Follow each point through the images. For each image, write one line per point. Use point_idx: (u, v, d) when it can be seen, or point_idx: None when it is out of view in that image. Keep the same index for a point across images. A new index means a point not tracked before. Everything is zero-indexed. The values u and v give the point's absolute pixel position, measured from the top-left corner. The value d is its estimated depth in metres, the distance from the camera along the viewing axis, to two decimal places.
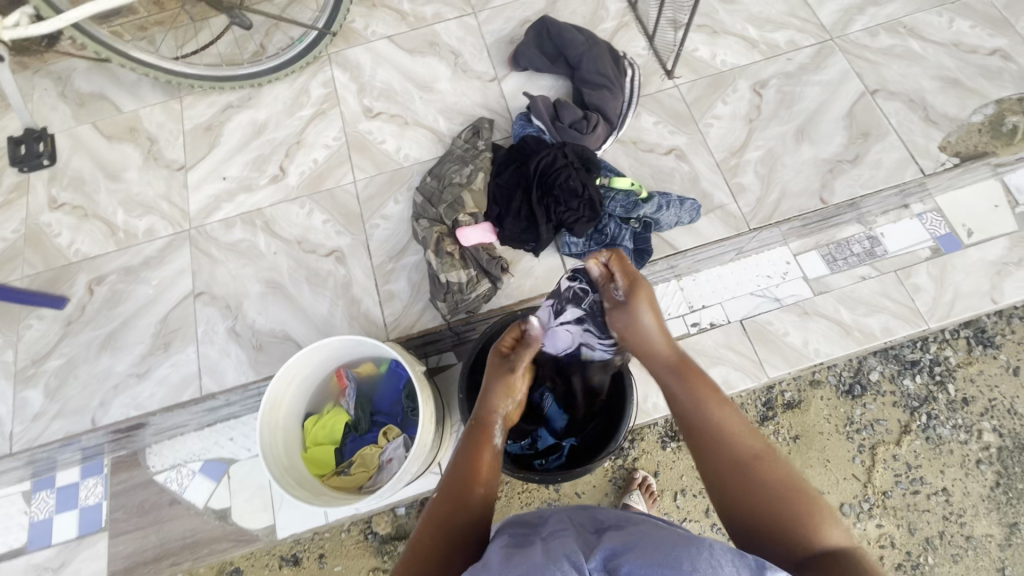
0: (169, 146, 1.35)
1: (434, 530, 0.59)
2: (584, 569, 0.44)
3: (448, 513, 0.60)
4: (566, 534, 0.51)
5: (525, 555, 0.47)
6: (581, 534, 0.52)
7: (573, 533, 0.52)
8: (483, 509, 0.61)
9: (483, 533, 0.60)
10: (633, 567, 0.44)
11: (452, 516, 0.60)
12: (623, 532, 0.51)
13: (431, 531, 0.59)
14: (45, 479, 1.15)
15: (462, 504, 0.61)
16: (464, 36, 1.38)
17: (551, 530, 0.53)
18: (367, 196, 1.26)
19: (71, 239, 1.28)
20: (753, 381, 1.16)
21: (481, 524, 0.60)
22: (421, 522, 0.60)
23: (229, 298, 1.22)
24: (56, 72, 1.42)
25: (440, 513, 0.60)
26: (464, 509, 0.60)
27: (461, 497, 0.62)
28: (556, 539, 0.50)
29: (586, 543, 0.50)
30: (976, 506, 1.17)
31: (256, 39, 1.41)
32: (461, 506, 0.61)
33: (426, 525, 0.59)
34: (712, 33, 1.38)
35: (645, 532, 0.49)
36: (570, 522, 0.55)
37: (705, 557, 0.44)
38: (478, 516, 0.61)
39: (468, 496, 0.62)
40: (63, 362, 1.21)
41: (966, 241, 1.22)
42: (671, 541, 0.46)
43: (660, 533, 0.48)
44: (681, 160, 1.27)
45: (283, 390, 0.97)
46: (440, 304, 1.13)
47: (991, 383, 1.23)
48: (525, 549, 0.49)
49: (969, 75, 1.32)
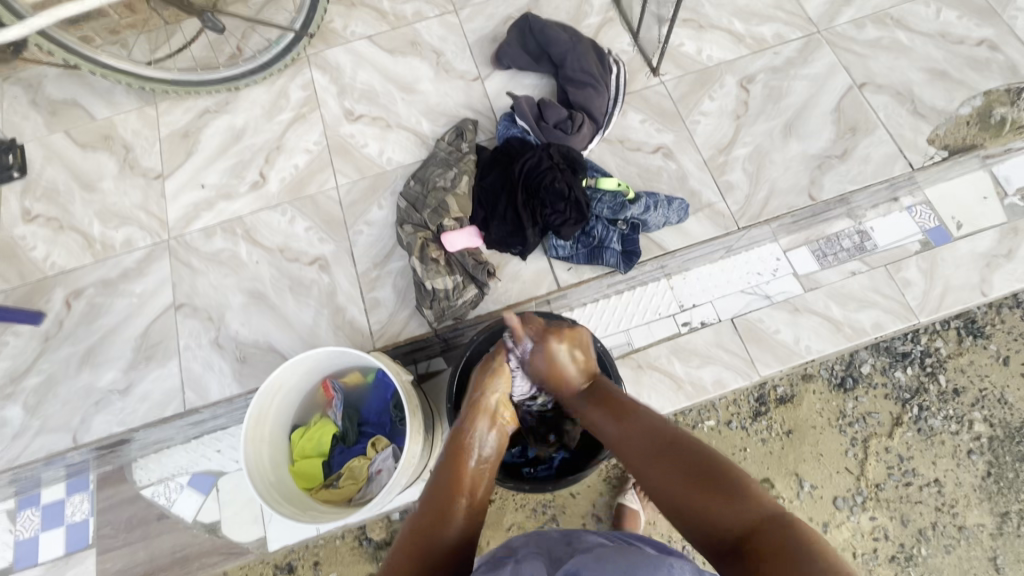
0: (146, 154, 1.31)
1: (418, 547, 0.57)
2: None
3: (431, 531, 0.58)
4: (537, 556, 0.51)
5: None
6: (551, 556, 0.51)
7: (546, 557, 0.51)
8: (463, 530, 0.60)
9: (465, 555, 0.58)
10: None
11: (434, 535, 0.58)
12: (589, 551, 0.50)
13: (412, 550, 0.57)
14: (29, 498, 1.13)
15: (446, 521, 0.59)
16: (446, 35, 1.36)
17: (526, 552, 0.52)
18: (350, 202, 1.23)
19: (47, 252, 1.25)
20: (745, 380, 1.15)
21: (465, 544, 0.59)
22: (403, 539, 0.58)
23: (211, 309, 1.19)
24: (25, 79, 1.38)
25: (423, 530, 0.58)
26: (448, 527, 0.59)
27: (445, 514, 0.60)
28: (525, 562, 0.49)
29: (553, 565, 0.50)
30: (968, 496, 1.17)
31: (232, 42, 1.37)
32: (445, 522, 0.59)
33: (408, 541, 0.58)
34: (698, 27, 1.36)
35: (611, 552, 0.49)
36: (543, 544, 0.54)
37: None
38: (461, 535, 0.59)
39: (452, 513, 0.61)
40: (42, 379, 1.18)
41: (955, 234, 1.21)
42: (637, 561, 0.46)
43: (624, 553, 0.48)
44: (668, 158, 1.25)
45: (267, 404, 0.95)
46: (427, 311, 1.10)
47: (981, 373, 1.23)
48: None
49: (957, 66, 1.31)
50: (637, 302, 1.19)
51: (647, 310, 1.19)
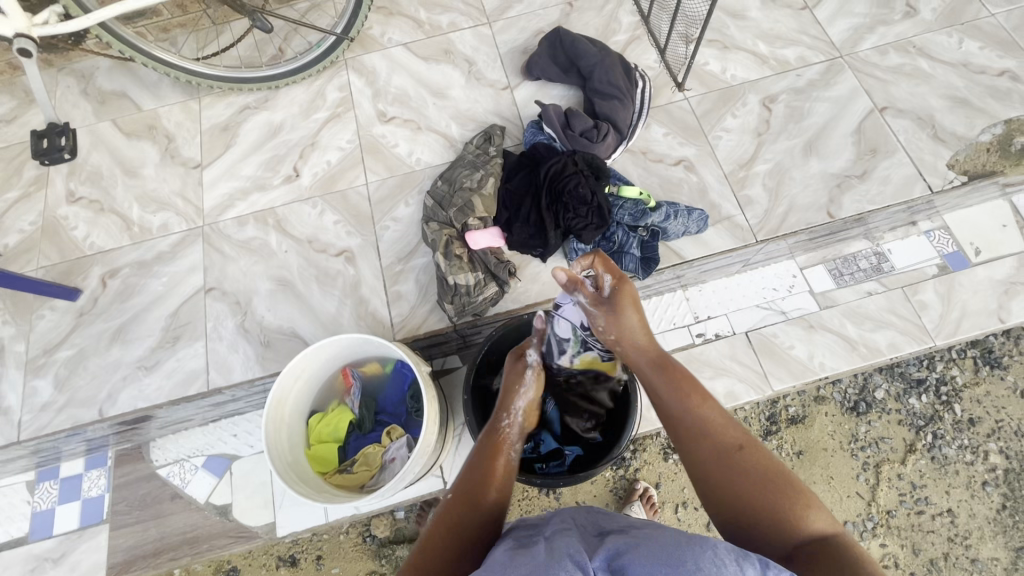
0: (187, 145, 1.37)
1: (445, 530, 0.59)
2: (587, 567, 0.45)
3: (460, 513, 0.60)
4: (569, 535, 0.52)
5: (529, 553, 0.48)
6: (583, 535, 0.53)
7: (578, 536, 0.52)
8: (493, 510, 0.62)
9: (493, 534, 0.60)
10: (637, 565, 0.45)
11: (463, 516, 0.60)
12: (625, 534, 0.51)
13: (443, 529, 0.59)
14: (50, 470, 1.16)
15: (474, 505, 0.61)
16: (479, 45, 1.41)
17: (556, 530, 0.53)
18: (378, 199, 1.28)
19: (87, 233, 1.30)
20: (757, 394, 1.16)
21: (491, 527, 0.61)
22: (432, 522, 0.61)
23: (239, 295, 1.23)
24: (79, 70, 1.45)
25: (453, 513, 0.61)
26: (475, 512, 0.61)
27: (475, 500, 0.62)
28: (560, 540, 0.51)
29: (588, 544, 0.51)
30: (982, 528, 1.15)
31: (276, 43, 1.44)
32: (474, 505, 0.61)
33: (439, 525, 0.60)
34: (723, 48, 1.40)
35: (652, 531, 0.50)
36: (572, 522, 0.55)
37: (709, 556, 0.45)
38: (491, 516, 0.61)
39: (482, 500, 0.62)
40: (72, 353, 1.22)
41: (973, 259, 1.22)
42: (675, 541, 0.47)
43: (662, 534, 0.49)
44: (690, 171, 1.28)
45: (290, 384, 0.97)
46: (447, 306, 1.13)
47: (998, 404, 1.22)
48: (531, 548, 0.50)
49: (978, 95, 1.33)
50: (653, 311, 1.21)
51: (662, 319, 1.21)
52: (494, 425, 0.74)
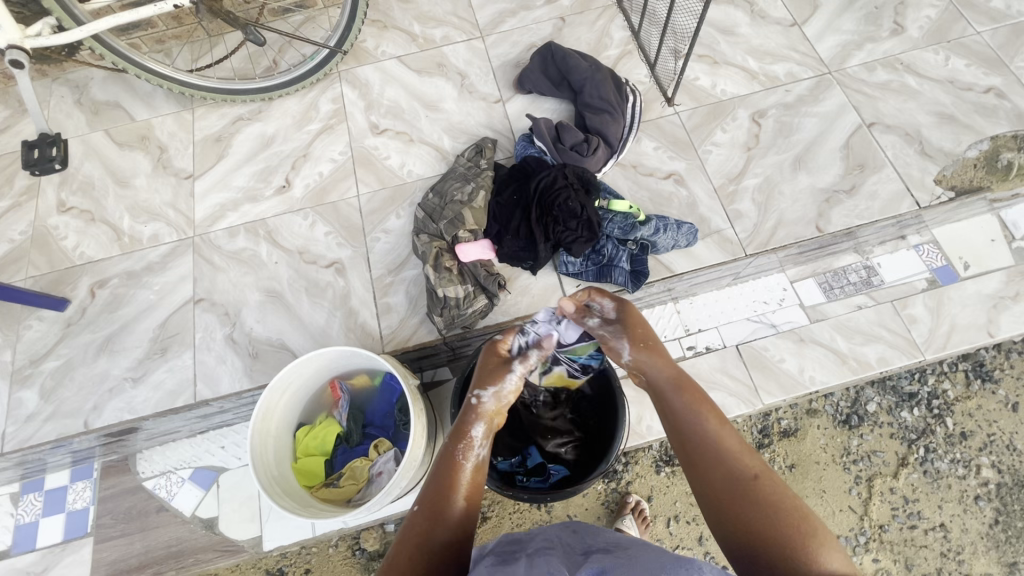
0: (179, 155, 1.38)
1: (412, 549, 0.59)
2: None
3: (425, 531, 0.61)
4: (551, 553, 0.53)
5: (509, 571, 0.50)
6: (566, 555, 0.54)
7: (560, 556, 0.53)
8: (458, 525, 0.63)
9: (458, 549, 0.61)
10: None
11: (428, 534, 0.61)
12: (608, 554, 0.52)
13: (411, 544, 0.60)
14: (34, 482, 1.14)
15: (438, 522, 0.62)
16: (471, 59, 1.42)
17: (537, 548, 0.55)
18: (369, 210, 1.28)
19: (77, 242, 1.30)
20: (748, 408, 1.16)
21: (455, 543, 0.61)
22: (400, 538, 0.61)
23: (228, 306, 1.23)
24: (73, 80, 1.46)
25: (420, 530, 0.61)
26: (440, 529, 0.62)
27: (439, 514, 0.63)
28: (541, 557, 0.52)
29: (570, 564, 0.52)
30: (974, 544, 1.15)
31: (269, 55, 1.45)
32: (443, 522, 0.62)
33: (405, 543, 0.60)
34: (713, 63, 1.41)
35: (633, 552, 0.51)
36: (556, 542, 0.57)
37: None
38: (456, 531, 0.62)
39: (446, 514, 0.63)
40: (60, 364, 1.21)
41: (962, 274, 1.23)
42: (660, 564, 0.46)
43: (644, 557, 0.49)
44: (680, 184, 1.29)
45: (276, 397, 0.97)
46: (437, 318, 1.13)
47: (989, 418, 1.22)
48: (511, 566, 0.51)
49: (965, 111, 1.34)
50: None
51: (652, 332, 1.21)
52: (461, 433, 0.74)
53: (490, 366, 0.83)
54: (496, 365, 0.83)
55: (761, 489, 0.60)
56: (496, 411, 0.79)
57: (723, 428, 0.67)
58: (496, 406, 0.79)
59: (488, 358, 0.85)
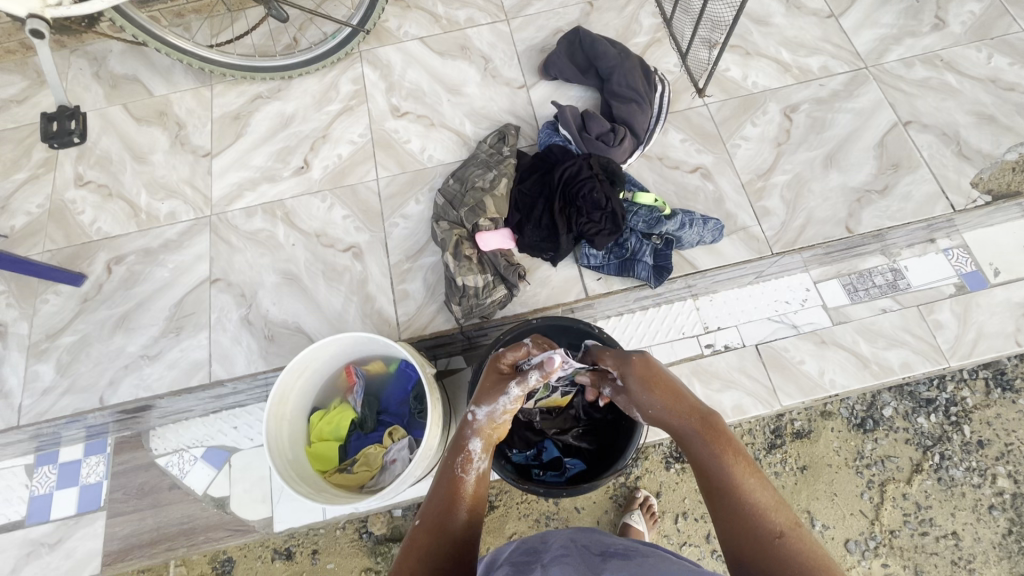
0: (197, 132, 1.36)
1: (414, 561, 0.59)
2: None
3: (427, 543, 0.61)
4: (568, 563, 0.52)
5: None
6: (584, 561, 0.53)
7: (577, 565, 0.52)
8: (462, 537, 0.62)
9: (461, 557, 0.60)
10: None
11: (431, 544, 0.60)
12: (627, 563, 0.51)
13: (412, 557, 0.59)
14: (48, 454, 1.15)
15: (441, 534, 0.61)
16: (496, 42, 1.39)
17: (552, 557, 0.55)
18: (388, 195, 1.26)
19: (94, 217, 1.29)
20: (765, 409, 1.14)
21: (456, 552, 0.60)
22: (404, 549, 0.61)
23: (244, 286, 1.22)
24: (92, 52, 1.44)
25: (421, 544, 0.60)
26: (442, 540, 0.61)
27: (443, 526, 0.63)
28: (557, 569, 0.51)
29: (588, 572, 0.51)
30: (986, 553, 1.13)
31: (291, 32, 1.42)
32: (443, 536, 0.61)
33: (408, 554, 0.60)
34: (745, 53, 1.37)
35: (654, 565, 0.50)
36: (573, 547, 0.56)
37: None
38: (458, 540, 0.61)
39: (450, 525, 0.63)
40: (75, 338, 1.21)
41: (992, 280, 1.20)
42: None
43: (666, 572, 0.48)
44: (706, 179, 1.26)
45: (292, 380, 0.96)
46: (455, 307, 1.12)
47: (1009, 428, 1.19)
48: None
49: (1005, 112, 1.30)
50: (662, 320, 1.19)
51: (671, 328, 1.19)
52: (461, 448, 0.73)
53: (489, 382, 0.78)
54: (495, 381, 0.78)
55: (787, 548, 0.55)
56: (493, 428, 0.76)
57: (753, 479, 0.62)
58: (491, 423, 0.75)
59: (490, 374, 0.80)
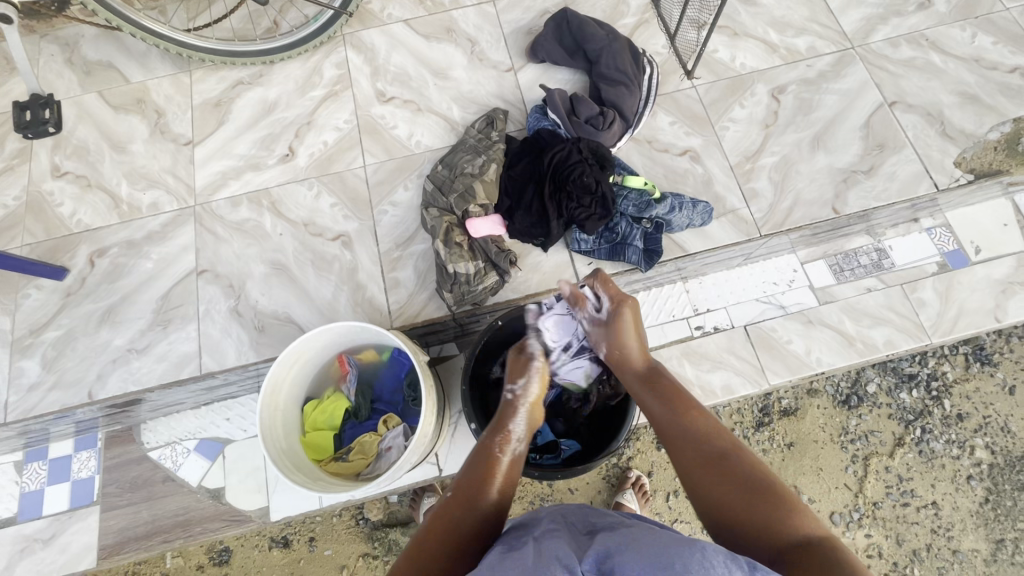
0: (177, 120, 1.33)
1: (445, 524, 0.60)
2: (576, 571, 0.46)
3: (460, 512, 0.61)
4: (559, 537, 0.53)
5: (520, 557, 0.50)
6: (574, 536, 0.54)
7: (568, 540, 0.53)
8: (492, 518, 0.62)
9: (490, 537, 0.61)
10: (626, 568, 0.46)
11: (461, 516, 0.61)
12: (614, 534, 0.53)
13: (439, 525, 0.60)
14: (38, 450, 1.14)
15: (473, 507, 0.62)
16: (482, 24, 1.36)
17: (544, 531, 0.55)
18: (376, 182, 1.25)
19: (73, 210, 1.26)
20: (754, 388, 1.16)
21: (489, 528, 0.61)
22: (431, 514, 0.62)
23: (233, 278, 1.20)
24: (63, 37, 1.39)
25: (451, 512, 0.61)
26: (475, 512, 0.62)
27: (475, 500, 0.63)
28: (549, 543, 0.52)
29: (578, 547, 0.52)
30: (964, 521, 1.18)
31: (270, 15, 1.39)
32: (473, 510, 0.62)
33: (433, 517, 0.61)
34: (734, 34, 1.36)
35: (641, 534, 0.51)
36: (563, 523, 0.56)
37: (699, 559, 0.45)
38: (490, 520, 0.62)
39: (482, 501, 0.63)
40: (60, 334, 1.19)
41: (973, 258, 1.22)
42: (668, 546, 0.47)
43: (653, 536, 0.50)
44: (695, 162, 1.26)
45: (284, 372, 0.95)
46: (447, 294, 1.12)
47: (986, 401, 1.23)
48: (521, 550, 0.51)
49: (989, 92, 1.31)
50: (652, 302, 1.20)
51: (661, 311, 1.20)
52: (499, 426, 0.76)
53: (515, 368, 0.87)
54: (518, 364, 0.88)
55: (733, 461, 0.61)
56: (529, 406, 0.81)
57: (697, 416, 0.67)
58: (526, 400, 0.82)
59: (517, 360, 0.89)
